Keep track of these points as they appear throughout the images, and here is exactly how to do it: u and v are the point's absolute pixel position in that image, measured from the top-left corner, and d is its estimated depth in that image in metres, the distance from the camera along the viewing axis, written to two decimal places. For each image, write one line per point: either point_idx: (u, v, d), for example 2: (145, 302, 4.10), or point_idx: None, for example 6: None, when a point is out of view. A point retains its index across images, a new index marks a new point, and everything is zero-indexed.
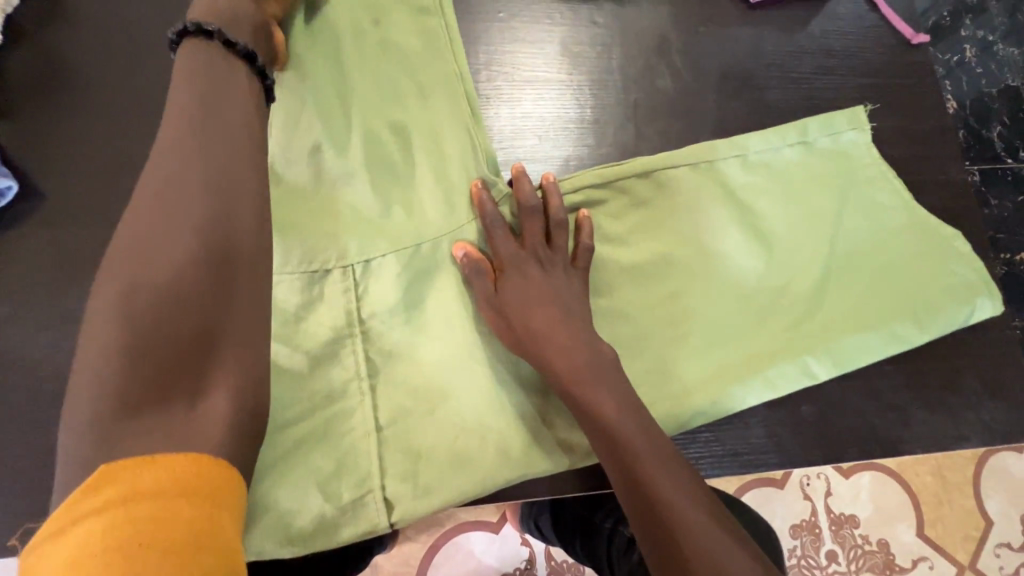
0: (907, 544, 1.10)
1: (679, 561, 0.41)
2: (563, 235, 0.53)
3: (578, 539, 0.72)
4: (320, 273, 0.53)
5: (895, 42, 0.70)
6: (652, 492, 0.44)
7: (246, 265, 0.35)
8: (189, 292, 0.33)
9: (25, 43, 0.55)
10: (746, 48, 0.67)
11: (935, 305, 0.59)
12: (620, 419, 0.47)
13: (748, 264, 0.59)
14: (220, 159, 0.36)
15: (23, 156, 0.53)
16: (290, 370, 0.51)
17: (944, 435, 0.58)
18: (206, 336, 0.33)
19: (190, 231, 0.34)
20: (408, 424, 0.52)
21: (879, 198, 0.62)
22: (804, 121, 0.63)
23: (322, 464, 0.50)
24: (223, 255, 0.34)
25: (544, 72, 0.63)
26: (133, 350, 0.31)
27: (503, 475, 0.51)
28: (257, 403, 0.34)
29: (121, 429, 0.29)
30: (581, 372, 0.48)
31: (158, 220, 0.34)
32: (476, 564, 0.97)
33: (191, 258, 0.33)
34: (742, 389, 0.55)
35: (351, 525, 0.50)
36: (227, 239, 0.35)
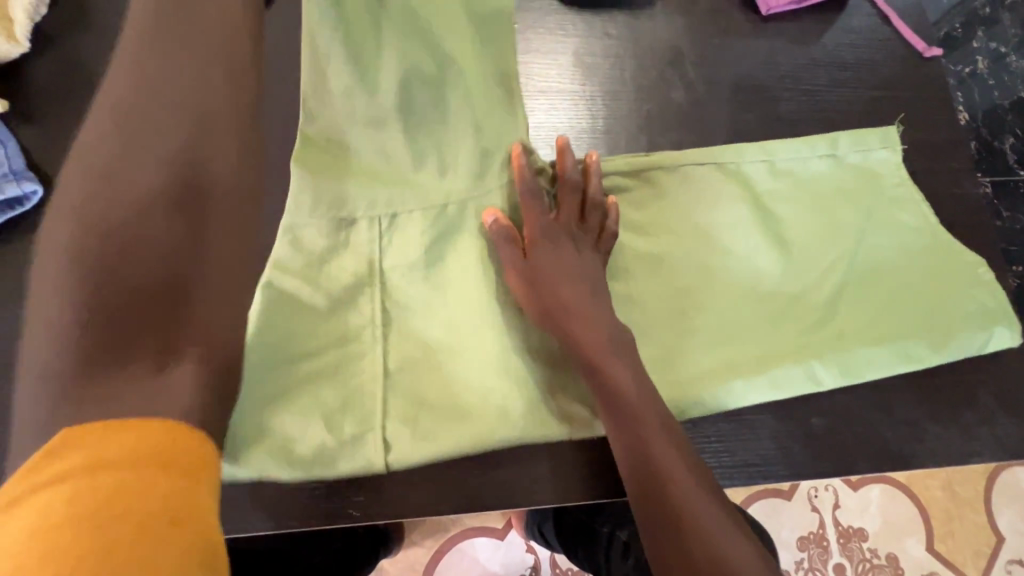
0: (916, 559, 1.09)
1: (682, 542, 0.41)
2: (598, 217, 0.54)
3: (580, 547, 0.72)
4: (348, 220, 0.52)
5: (907, 56, 0.71)
6: (662, 472, 0.43)
7: (211, 222, 0.41)
8: (158, 244, 0.38)
9: (52, 50, 0.56)
10: (759, 60, 0.68)
11: (951, 328, 0.59)
12: (639, 393, 0.46)
13: (767, 266, 0.60)
14: (210, 108, 0.43)
15: (47, 161, 0.54)
16: (309, 306, 0.50)
17: (956, 450, 0.58)
18: (187, 251, 0.39)
19: (175, 161, 0.41)
20: (417, 375, 0.52)
21: (903, 217, 0.63)
22: (835, 134, 0.65)
23: (328, 398, 0.49)
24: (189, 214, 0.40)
25: (557, 83, 0.64)
26: (105, 289, 0.36)
27: (503, 432, 0.50)
28: (236, 325, 0.42)
29: (112, 324, 0.35)
30: (599, 346, 0.48)
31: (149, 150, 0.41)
32: (481, 570, 0.97)
33: (162, 216, 0.39)
34: (753, 394, 0.55)
35: (348, 461, 0.49)
36: (208, 174, 0.42)
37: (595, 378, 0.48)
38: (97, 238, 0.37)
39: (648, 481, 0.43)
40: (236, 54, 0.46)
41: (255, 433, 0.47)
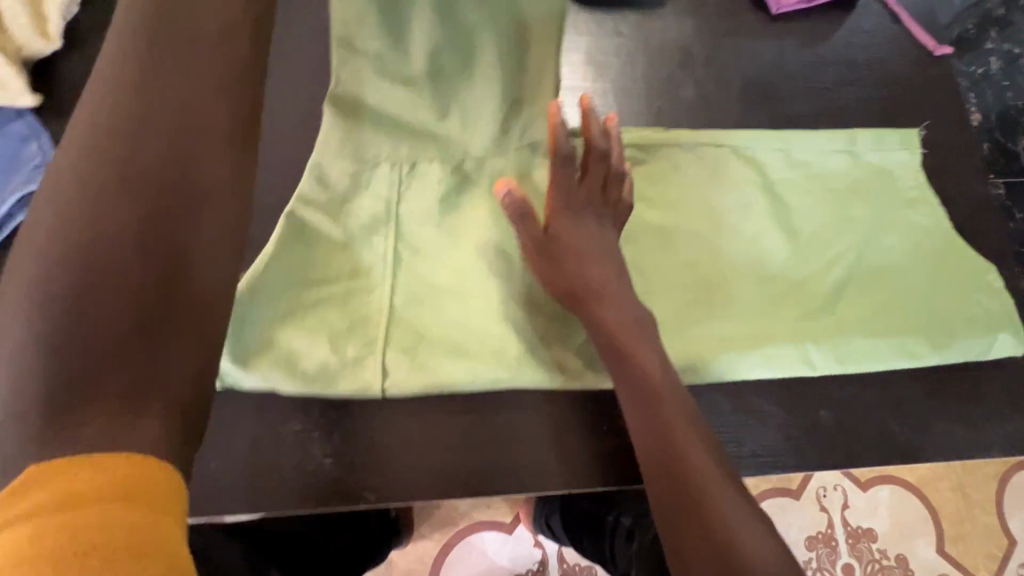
0: (926, 561, 1.08)
1: (700, 526, 0.41)
2: (615, 190, 0.54)
3: (587, 535, 0.72)
4: (371, 164, 0.56)
5: (917, 54, 0.71)
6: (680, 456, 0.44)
7: (189, 240, 0.35)
8: (122, 271, 0.32)
9: (82, 48, 0.58)
10: (768, 58, 0.68)
11: (954, 329, 0.59)
12: (659, 373, 0.47)
13: (777, 253, 0.60)
14: (188, 116, 0.37)
15: None
16: (330, 239, 0.54)
17: (965, 445, 0.58)
18: (168, 284, 0.34)
19: (143, 187, 0.34)
20: (422, 310, 0.54)
21: (916, 219, 0.63)
22: (855, 131, 0.65)
23: (336, 322, 0.52)
24: (159, 229, 0.34)
25: (568, 79, 0.65)
26: (59, 327, 0.30)
27: (496, 370, 0.52)
28: (202, 372, 0.35)
29: (70, 391, 0.30)
30: (620, 326, 0.49)
31: (108, 167, 0.34)
32: (489, 563, 0.98)
33: (125, 234, 0.33)
34: (748, 370, 0.56)
35: (347, 380, 0.51)
36: (191, 190, 0.36)
37: (616, 362, 0.49)
38: (51, 276, 0.31)
39: (667, 469, 0.43)
40: (228, 44, 0.40)
41: (266, 333, 0.51)
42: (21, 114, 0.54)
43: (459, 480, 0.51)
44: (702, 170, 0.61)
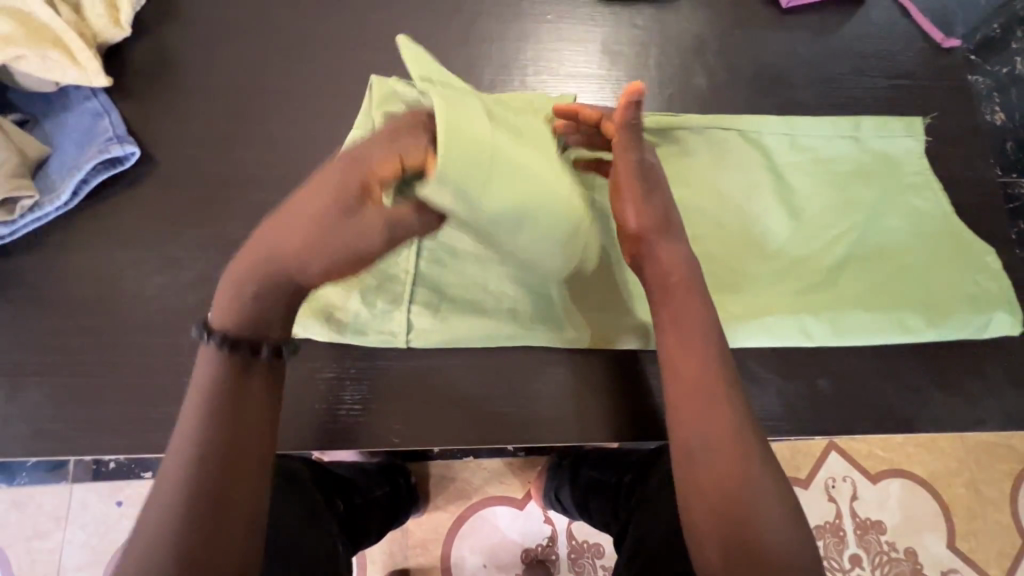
0: (936, 555, 1.08)
1: (729, 492, 0.44)
2: (636, 112, 0.49)
3: (592, 501, 0.74)
4: None
5: (925, 46, 0.74)
6: (710, 424, 0.46)
7: (240, 518, 0.42)
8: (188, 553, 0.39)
9: (149, 35, 0.65)
10: (779, 49, 0.72)
11: (952, 307, 0.62)
12: (708, 331, 0.50)
13: (782, 233, 0.64)
14: (239, 428, 0.43)
15: (141, 128, 0.62)
16: None
17: (958, 418, 0.62)
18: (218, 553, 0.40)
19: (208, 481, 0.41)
20: (445, 271, 0.59)
21: (919, 202, 0.66)
22: (859, 118, 0.68)
23: (366, 278, 0.58)
24: (218, 515, 0.41)
25: (586, 67, 0.70)
26: None
27: (509, 327, 0.58)
28: None
29: None
30: (680, 278, 0.51)
31: (190, 465, 0.41)
32: (501, 536, 1.02)
33: (196, 520, 0.40)
34: (751, 338, 0.60)
35: (376, 331, 0.57)
36: (231, 494, 0.42)
37: (672, 308, 0.51)
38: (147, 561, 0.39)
39: (708, 407, 0.47)
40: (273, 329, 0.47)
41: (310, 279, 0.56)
42: (95, 92, 0.60)
43: (475, 431, 0.56)
44: (712, 152, 0.65)
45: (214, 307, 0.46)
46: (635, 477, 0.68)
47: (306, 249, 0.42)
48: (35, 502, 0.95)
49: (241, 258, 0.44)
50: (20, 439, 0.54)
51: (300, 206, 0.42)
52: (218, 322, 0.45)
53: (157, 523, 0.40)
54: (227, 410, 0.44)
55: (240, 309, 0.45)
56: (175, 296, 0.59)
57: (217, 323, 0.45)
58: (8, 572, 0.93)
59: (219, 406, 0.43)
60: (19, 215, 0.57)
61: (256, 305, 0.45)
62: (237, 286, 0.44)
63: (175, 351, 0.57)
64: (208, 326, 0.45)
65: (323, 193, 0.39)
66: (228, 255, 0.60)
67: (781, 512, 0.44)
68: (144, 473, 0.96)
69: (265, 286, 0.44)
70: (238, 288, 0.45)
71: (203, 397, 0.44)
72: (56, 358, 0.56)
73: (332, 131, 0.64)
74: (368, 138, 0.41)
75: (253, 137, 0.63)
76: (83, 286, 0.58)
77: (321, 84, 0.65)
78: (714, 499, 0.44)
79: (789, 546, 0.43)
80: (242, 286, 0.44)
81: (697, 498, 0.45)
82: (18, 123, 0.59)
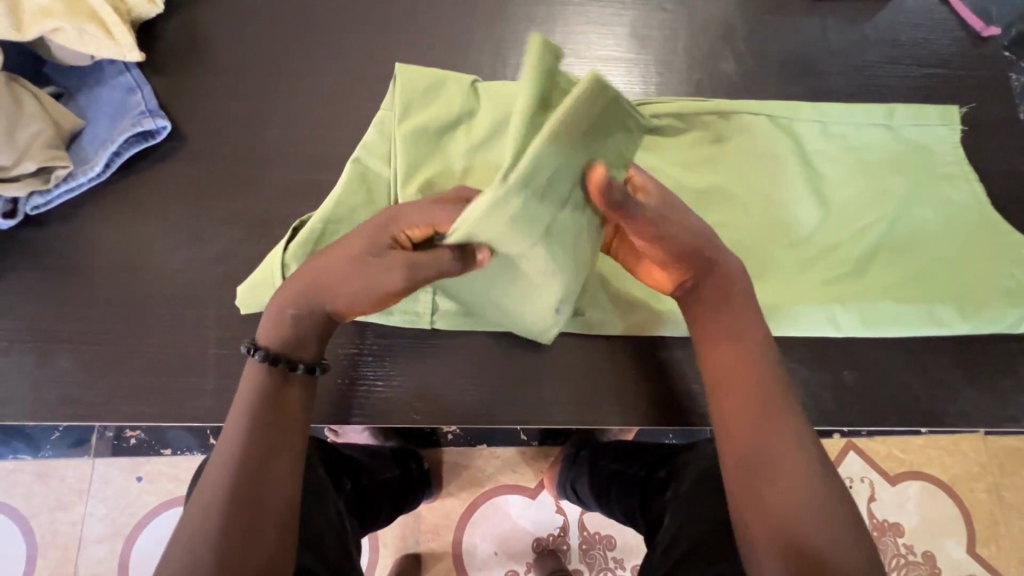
0: (956, 560, 1.06)
1: (766, 486, 0.44)
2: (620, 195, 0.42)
3: (612, 494, 0.72)
4: (421, 108, 0.57)
5: (962, 35, 0.72)
6: (758, 425, 0.46)
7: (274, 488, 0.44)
8: (232, 512, 0.42)
9: (179, 12, 0.66)
10: (810, 36, 0.71)
11: (986, 300, 0.61)
12: (756, 334, 0.50)
13: (810, 221, 0.63)
14: (280, 411, 0.47)
15: (172, 104, 0.63)
16: (382, 177, 0.57)
17: (990, 414, 0.61)
18: (257, 515, 0.42)
19: (254, 448, 0.44)
20: None
21: (952, 193, 0.64)
22: (892, 106, 0.66)
23: None
24: (257, 481, 0.43)
25: (613, 50, 0.69)
26: (198, 550, 0.40)
27: None
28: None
29: None
30: (734, 292, 0.50)
31: (239, 437, 0.45)
32: (512, 525, 1.02)
33: (239, 482, 0.43)
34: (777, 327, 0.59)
35: (403, 309, 0.57)
36: (267, 494, 0.43)
37: (728, 321, 0.50)
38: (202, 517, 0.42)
39: (757, 413, 0.47)
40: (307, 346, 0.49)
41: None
42: (128, 67, 0.61)
43: (498, 410, 0.57)
44: (741, 136, 0.63)
45: (260, 327, 0.49)
46: (670, 472, 0.64)
47: (339, 294, 0.48)
48: (58, 475, 0.97)
49: (283, 295, 0.49)
50: (52, 404, 0.56)
51: (339, 250, 0.48)
52: (262, 337, 0.49)
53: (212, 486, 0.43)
54: (265, 404, 0.47)
55: (282, 333, 0.48)
56: (202, 269, 0.59)
57: (264, 339, 0.49)
58: (32, 541, 0.96)
59: (269, 390, 0.47)
60: (53, 184, 0.58)
61: (297, 325, 0.49)
62: (278, 312, 0.49)
63: (202, 323, 0.58)
64: (258, 343, 0.48)
65: (363, 236, 0.47)
66: (255, 229, 0.61)
67: (823, 505, 0.43)
68: (164, 449, 0.98)
69: (303, 318, 0.49)
70: (283, 316, 0.49)
71: (255, 386, 0.47)
72: (86, 326, 0.57)
73: (357, 110, 0.64)
74: (407, 210, 0.47)
75: (279, 116, 0.64)
76: (113, 256, 0.59)
77: (346, 63, 0.66)
78: (760, 496, 0.44)
79: (830, 535, 0.42)
80: (282, 310, 0.49)
81: (753, 506, 0.44)
82: (53, 96, 0.60)
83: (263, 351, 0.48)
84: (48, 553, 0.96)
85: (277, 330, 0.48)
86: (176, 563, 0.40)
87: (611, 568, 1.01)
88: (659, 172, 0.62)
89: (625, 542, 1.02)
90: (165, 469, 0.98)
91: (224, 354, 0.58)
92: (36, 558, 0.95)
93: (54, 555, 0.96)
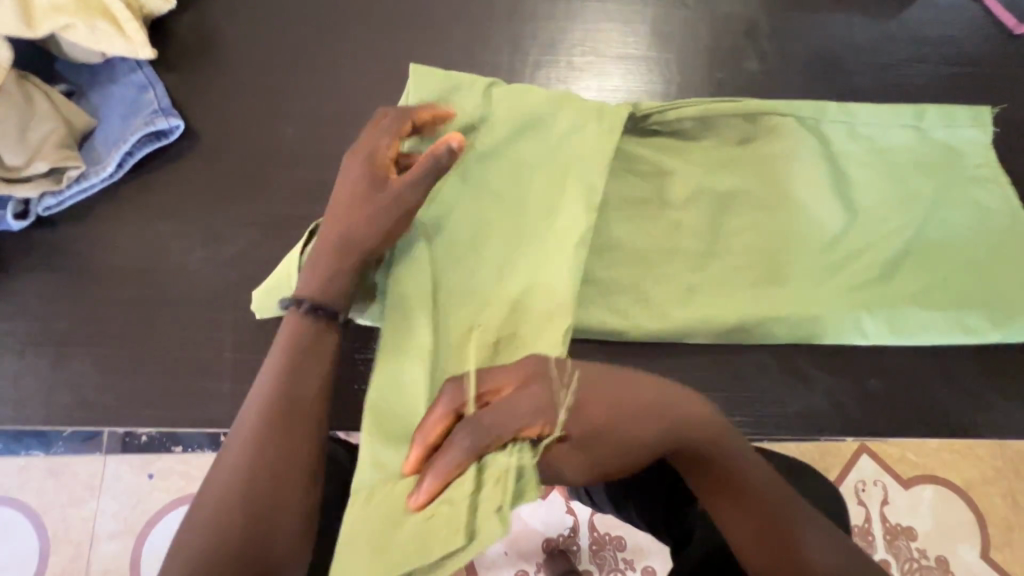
0: (970, 565, 1.03)
1: None
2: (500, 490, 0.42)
3: (633, 501, 0.68)
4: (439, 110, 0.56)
5: (993, 32, 0.69)
6: (773, 549, 0.46)
7: (306, 418, 0.46)
8: (269, 438, 0.45)
9: (191, 8, 0.64)
10: (836, 33, 0.69)
11: (1017, 308, 0.59)
12: (742, 470, 0.47)
13: (836, 225, 0.61)
14: (315, 346, 0.48)
15: (185, 102, 0.62)
16: None
17: (1019, 424, 0.59)
18: (289, 442, 0.45)
19: (292, 383, 0.47)
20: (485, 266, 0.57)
21: (982, 197, 0.62)
22: (922, 106, 0.64)
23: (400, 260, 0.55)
24: (292, 411, 0.46)
25: (634, 48, 0.67)
26: (240, 470, 0.44)
27: None
28: (296, 508, 0.45)
29: (234, 503, 0.43)
30: (704, 448, 0.46)
31: (279, 371, 0.47)
32: (522, 524, 1.02)
33: (274, 414, 0.45)
34: (798, 334, 0.58)
35: None
36: (300, 425, 0.46)
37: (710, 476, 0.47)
38: (245, 440, 0.45)
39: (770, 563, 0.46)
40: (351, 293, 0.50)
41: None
42: (141, 65, 0.60)
43: None
44: (765, 138, 0.62)
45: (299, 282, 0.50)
46: None
47: (367, 221, 0.49)
48: (70, 471, 0.97)
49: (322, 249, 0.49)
50: (67, 406, 0.55)
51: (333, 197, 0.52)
52: (303, 291, 0.49)
53: (251, 414, 0.46)
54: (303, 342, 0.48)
55: (319, 285, 0.49)
56: (217, 270, 0.58)
57: (306, 289, 0.49)
58: (45, 536, 0.96)
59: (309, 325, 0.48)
60: (65, 185, 0.57)
61: (334, 276, 0.49)
62: (315, 268, 0.49)
63: (217, 326, 0.57)
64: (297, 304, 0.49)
65: (352, 177, 0.50)
66: (269, 230, 0.60)
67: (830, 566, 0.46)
68: (175, 447, 0.98)
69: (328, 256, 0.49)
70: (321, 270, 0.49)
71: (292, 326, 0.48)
72: (99, 328, 0.57)
73: (372, 108, 0.63)
74: (369, 138, 0.51)
75: (292, 114, 0.62)
76: (126, 257, 0.58)
77: (361, 60, 0.64)
78: None
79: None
80: (322, 259, 0.49)
81: None
82: (65, 94, 0.59)
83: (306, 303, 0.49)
84: (60, 548, 0.96)
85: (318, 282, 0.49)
86: (223, 478, 0.44)
87: (621, 569, 1.01)
88: (681, 174, 0.61)
89: (636, 543, 1.01)
90: (176, 466, 0.98)
91: (239, 358, 0.57)
92: (49, 554, 0.96)
93: (66, 551, 0.96)
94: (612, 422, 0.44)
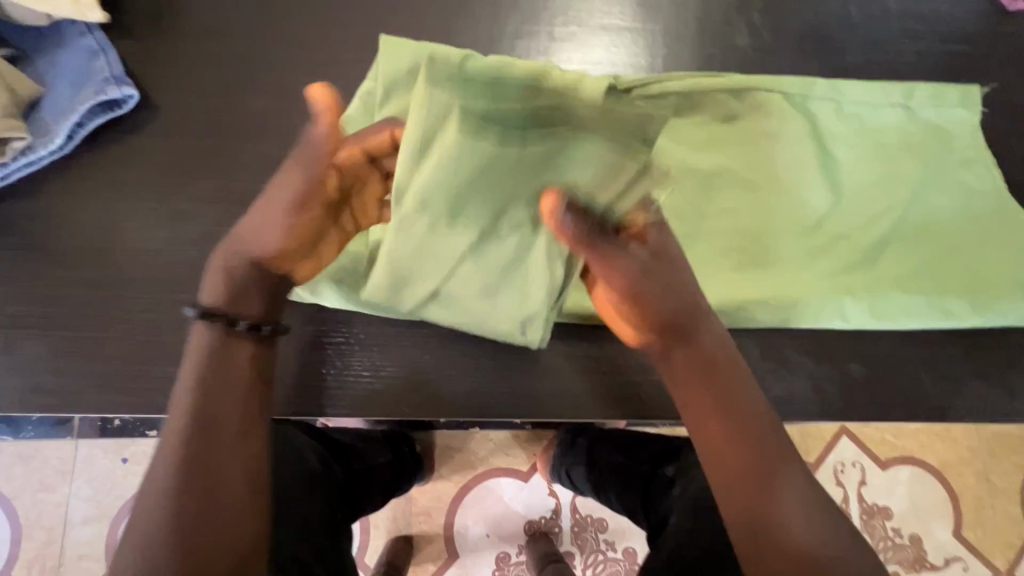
0: (941, 543, 1.05)
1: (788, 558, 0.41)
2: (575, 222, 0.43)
3: (614, 486, 0.68)
4: (410, 79, 0.53)
5: (987, 9, 0.67)
6: (772, 496, 0.42)
7: (224, 431, 0.41)
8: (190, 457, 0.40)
9: None
10: (828, 6, 0.66)
11: (997, 293, 0.58)
12: (745, 399, 0.46)
13: (821, 207, 0.59)
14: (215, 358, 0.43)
15: (140, 71, 0.58)
16: None
17: (995, 408, 0.59)
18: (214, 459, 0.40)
19: (200, 394, 0.42)
20: None
21: (968, 179, 0.61)
22: (912, 85, 0.62)
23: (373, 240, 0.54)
24: (204, 423, 0.41)
25: (619, 18, 0.64)
26: (159, 502, 0.38)
27: None
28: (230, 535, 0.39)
29: (161, 542, 0.37)
30: (723, 359, 0.47)
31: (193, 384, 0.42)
32: (504, 507, 1.01)
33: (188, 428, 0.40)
34: (778, 318, 0.57)
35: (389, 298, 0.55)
36: (221, 434, 0.41)
37: (715, 392, 0.46)
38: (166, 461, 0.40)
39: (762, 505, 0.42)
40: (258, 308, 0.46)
41: None
42: (91, 29, 0.56)
43: (490, 401, 0.56)
44: (752, 115, 0.60)
45: (206, 289, 0.46)
46: (678, 471, 0.61)
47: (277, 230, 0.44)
48: (39, 456, 0.95)
49: (237, 257, 0.45)
50: (18, 391, 0.53)
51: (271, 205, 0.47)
52: (206, 299, 0.45)
53: (171, 432, 0.41)
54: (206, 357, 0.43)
55: (224, 292, 0.45)
56: (176, 249, 0.56)
57: (210, 305, 0.45)
58: (16, 522, 0.94)
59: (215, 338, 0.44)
60: (10, 157, 0.52)
61: (235, 287, 0.45)
62: (233, 271, 0.45)
63: (178, 308, 0.55)
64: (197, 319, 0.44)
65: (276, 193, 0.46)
66: (233, 208, 0.57)
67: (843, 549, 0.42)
68: (150, 431, 0.95)
69: (237, 265, 0.45)
70: (231, 280, 0.45)
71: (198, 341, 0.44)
72: (52, 311, 0.54)
73: (342, 79, 0.60)
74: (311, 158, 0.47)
75: (254, 84, 0.59)
76: (79, 236, 0.55)
77: (330, 28, 0.61)
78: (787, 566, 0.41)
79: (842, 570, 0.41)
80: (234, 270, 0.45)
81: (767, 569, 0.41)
82: (7, 59, 0.55)
83: (204, 309, 0.44)
84: (32, 534, 0.94)
85: (217, 297, 0.45)
86: (145, 514, 0.38)
87: (602, 550, 1.01)
88: (664, 152, 0.59)
89: (617, 524, 1.02)
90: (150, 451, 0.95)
91: None
92: (20, 540, 0.94)
93: (38, 536, 0.94)
94: (680, 268, 0.47)
